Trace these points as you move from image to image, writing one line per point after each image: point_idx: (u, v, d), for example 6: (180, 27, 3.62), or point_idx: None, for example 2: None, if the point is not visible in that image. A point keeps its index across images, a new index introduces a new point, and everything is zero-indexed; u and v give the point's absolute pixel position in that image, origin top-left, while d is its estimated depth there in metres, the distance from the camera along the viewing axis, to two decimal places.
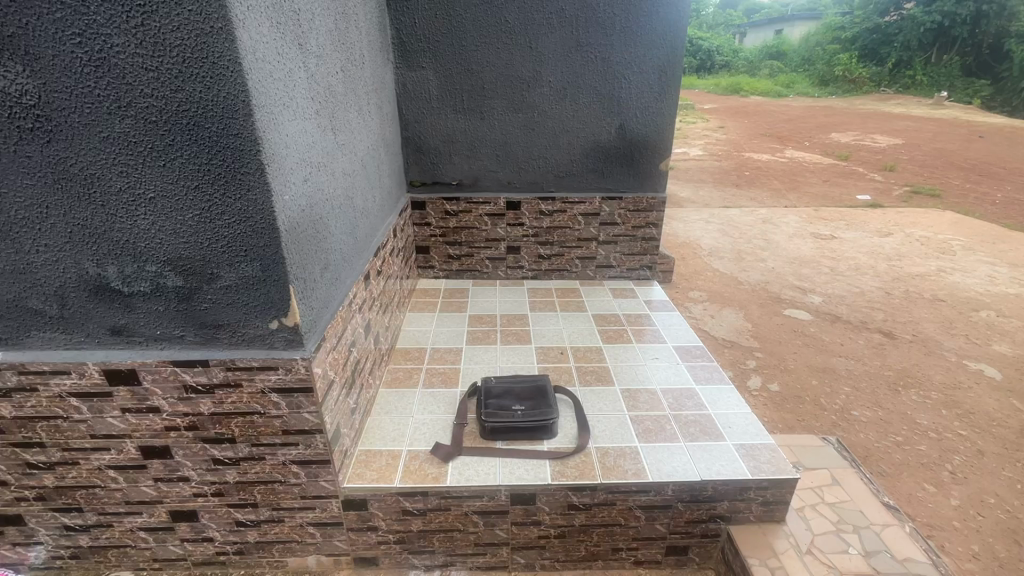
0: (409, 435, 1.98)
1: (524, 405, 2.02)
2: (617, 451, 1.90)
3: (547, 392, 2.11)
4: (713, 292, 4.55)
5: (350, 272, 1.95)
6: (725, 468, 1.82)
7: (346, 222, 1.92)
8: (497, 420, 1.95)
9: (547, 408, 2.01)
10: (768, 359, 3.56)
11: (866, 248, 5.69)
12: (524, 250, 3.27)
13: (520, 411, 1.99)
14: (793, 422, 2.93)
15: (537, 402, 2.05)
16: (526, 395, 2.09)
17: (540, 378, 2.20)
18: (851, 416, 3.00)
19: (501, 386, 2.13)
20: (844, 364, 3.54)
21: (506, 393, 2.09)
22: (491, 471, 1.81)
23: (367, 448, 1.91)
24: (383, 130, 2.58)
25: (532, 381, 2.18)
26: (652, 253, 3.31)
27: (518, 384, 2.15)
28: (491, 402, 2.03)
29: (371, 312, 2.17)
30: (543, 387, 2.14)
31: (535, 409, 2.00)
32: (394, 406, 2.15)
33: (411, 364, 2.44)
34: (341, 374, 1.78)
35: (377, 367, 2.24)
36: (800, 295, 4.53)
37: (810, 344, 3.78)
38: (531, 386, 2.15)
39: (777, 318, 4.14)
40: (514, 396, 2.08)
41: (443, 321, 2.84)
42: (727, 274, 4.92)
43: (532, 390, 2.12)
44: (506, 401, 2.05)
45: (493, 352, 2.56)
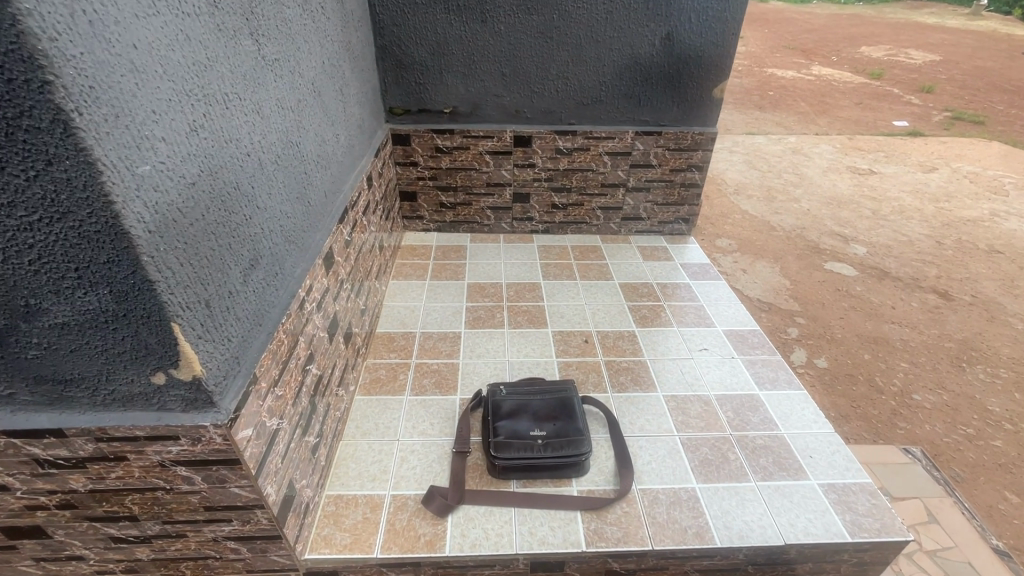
0: (394, 472, 1.49)
1: (547, 431, 1.52)
2: (669, 498, 1.44)
3: (575, 409, 1.60)
4: (744, 239, 3.97)
5: (301, 256, 1.35)
6: (815, 526, 1.38)
7: (289, 183, 1.29)
8: (512, 455, 1.46)
9: (577, 435, 1.51)
10: (813, 326, 3.07)
11: (909, 186, 5.06)
12: (534, 199, 2.65)
13: (542, 441, 1.49)
14: (848, 409, 2.50)
15: (562, 426, 1.54)
16: (548, 413, 1.58)
17: (565, 386, 1.68)
18: (913, 401, 2.58)
19: (516, 400, 1.62)
20: (898, 332, 3.08)
21: (521, 410, 1.58)
22: (505, 531, 1.35)
23: (339, 492, 1.43)
24: (347, 36, 1.84)
25: (555, 390, 1.66)
26: (691, 203, 2.70)
27: (537, 396, 1.64)
28: (502, 427, 1.53)
29: (337, 301, 1.60)
30: (569, 402, 1.62)
31: (562, 439, 1.50)
32: (373, 423, 1.65)
33: (395, 357, 1.91)
34: (293, 410, 1.25)
35: (349, 370, 1.71)
36: (842, 245, 3.97)
37: (858, 306, 3.29)
38: (553, 398, 1.63)
39: (818, 272, 3.61)
40: (532, 416, 1.57)
41: (436, 293, 2.28)
42: (758, 218, 4.32)
43: (555, 406, 1.61)
44: (522, 423, 1.54)
45: (499, 339, 2.02)
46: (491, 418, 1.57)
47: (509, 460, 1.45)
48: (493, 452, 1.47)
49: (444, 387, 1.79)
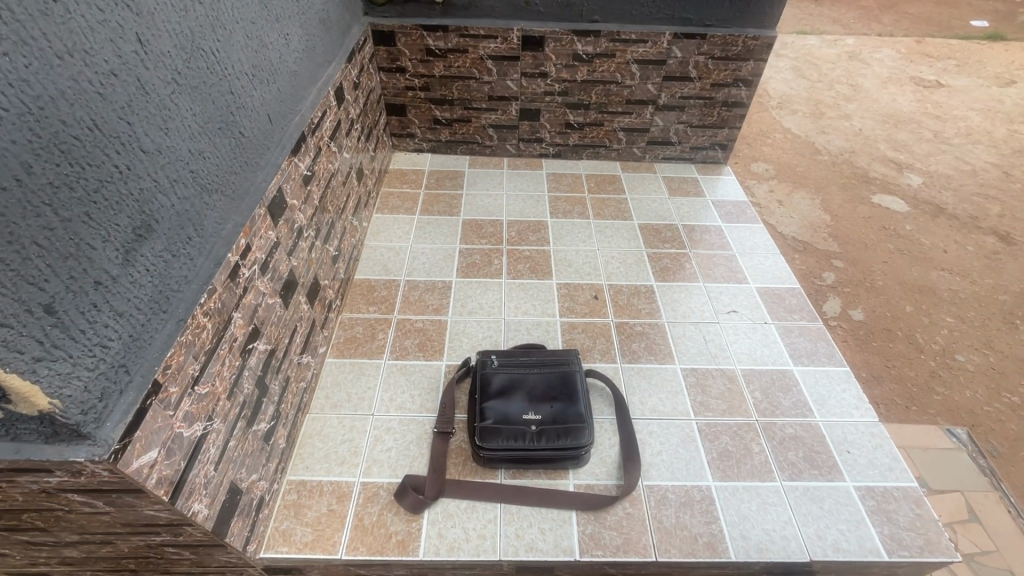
0: (366, 455, 1.31)
1: (541, 418, 1.31)
2: (679, 499, 1.25)
3: (577, 390, 1.37)
4: (783, 164, 3.50)
5: (234, 207, 1.05)
6: (847, 539, 1.19)
7: (205, 110, 0.96)
8: (499, 446, 1.25)
9: (577, 424, 1.29)
10: (852, 271, 2.74)
11: (981, 103, 4.39)
12: (545, 117, 2.23)
13: (535, 429, 1.28)
14: (881, 370, 2.26)
15: (560, 411, 1.32)
16: (545, 393, 1.35)
17: (567, 359, 1.43)
18: (956, 363, 2.32)
19: (508, 375, 1.39)
20: (948, 281, 2.75)
21: (514, 389, 1.36)
22: (488, 532, 1.18)
23: (302, 478, 1.26)
24: None
25: (555, 364, 1.42)
26: (732, 126, 2.26)
27: (532, 370, 1.40)
28: (490, 409, 1.31)
29: (296, 254, 1.32)
30: (570, 380, 1.38)
31: (559, 428, 1.29)
32: (345, 393, 1.44)
33: (375, 312, 1.67)
34: (231, 402, 1.02)
35: (317, 331, 1.47)
36: (895, 174, 3.49)
37: (906, 248, 2.92)
38: (552, 374, 1.39)
39: (865, 206, 3.19)
40: (525, 397, 1.34)
41: (425, 232, 1.97)
42: (801, 138, 3.80)
43: (554, 384, 1.37)
44: (513, 405, 1.33)
45: (495, 292, 1.75)
46: (478, 397, 1.35)
47: (495, 452, 1.25)
48: (477, 440, 1.27)
49: (429, 350, 1.56)
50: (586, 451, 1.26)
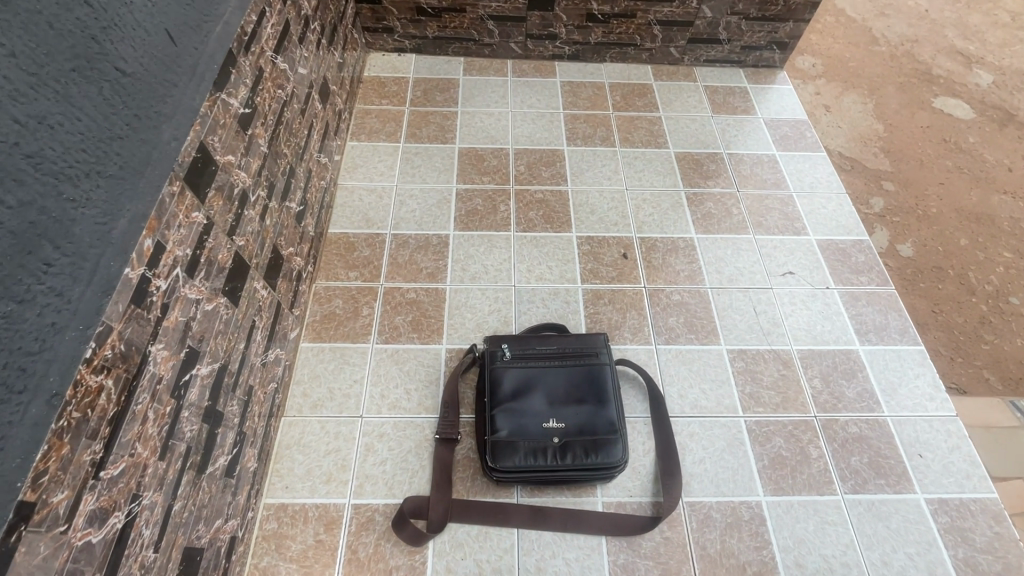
0: (356, 470, 1.10)
1: (566, 428, 1.08)
2: (726, 520, 1.07)
3: (607, 390, 1.13)
4: (834, 57, 2.95)
5: (127, 194, 0.69)
6: (915, 565, 1.04)
7: (28, 42, 0.57)
8: (515, 466, 1.04)
9: (607, 436, 1.07)
10: (904, 196, 2.40)
11: None
12: (561, 5, 1.73)
13: (558, 444, 1.06)
14: (928, 316, 2.03)
15: (587, 419, 1.09)
16: (568, 396, 1.12)
17: (594, 349, 1.18)
18: (1010, 306, 2.09)
19: (523, 372, 1.14)
20: (1010, 206, 2.42)
21: (530, 391, 1.12)
22: (504, 566, 1.01)
23: (283, 501, 1.06)
24: None
25: (580, 355, 1.16)
26: (797, 19, 1.79)
27: (552, 366, 1.15)
28: (503, 419, 1.08)
29: (242, 229, 0.99)
30: (598, 377, 1.14)
31: (587, 441, 1.07)
32: (326, 390, 1.20)
33: (356, 280, 1.36)
34: (167, 461, 0.77)
35: (284, 315, 1.18)
36: (964, 70, 2.97)
37: (967, 165, 2.54)
38: (576, 371, 1.14)
39: (925, 112, 2.74)
40: (545, 401, 1.11)
41: (413, 167, 1.59)
42: (857, 21, 3.18)
43: (579, 384, 1.13)
44: (531, 413, 1.09)
45: (502, 251, 1.43)
46: (487, 402, 1.11)
47: (510, 473, 1.04)
48: (489, 459, 1.05)
49: (424, 330, 1.29)
50: (619, 469, 1.06)
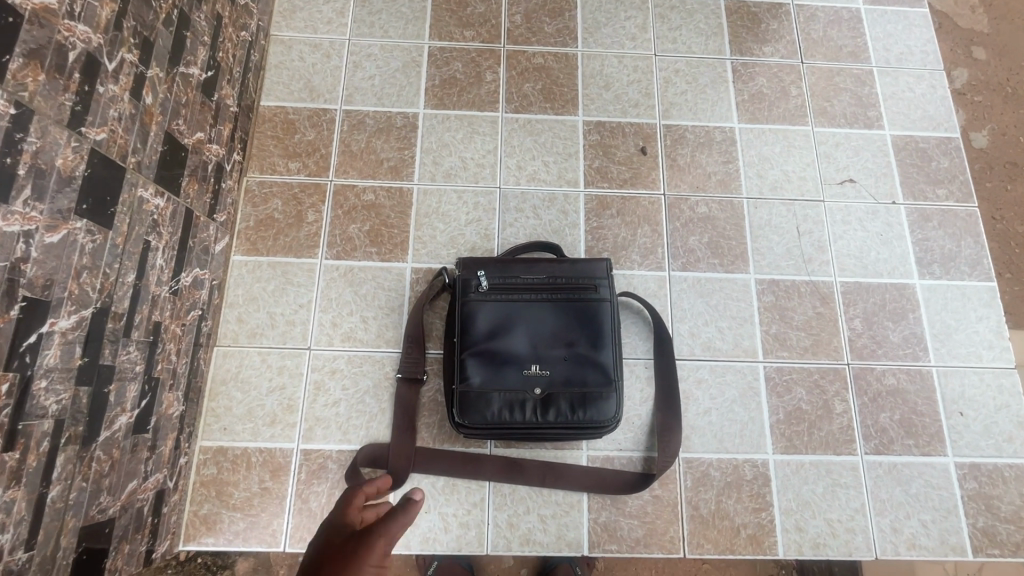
0: (304, 412, 0.95)
1: (550, 379, 0.90)
2: (724, 478, 0.95)
3: (604, 333, 0.92)
4: None
5: None
6: (926, 534, 0.94)
7: None
8: (487, 421, 0.88)
9: (600, 389, 0.90)
10: None
11: None
12: None
13: (539, 396, 0.89)
14: None
15: (576, 368, 0.90)
16: (555, 339, 0.91)
17: (591, 280, 0.94)
18: None
19: (502, 307, 0.92)
20: None
21: (509, 333, 0.91)
22: (472, 521, 0.91)
23: (221, 445, 0.93)
24: None
25: (574, 288, 0.93)
26: None
27: (538, 301, 0.93)
28: (474, 366, 0.89)
29: (98, 116, 0.68)
30: (594, 316, 0.92)
31: (574, 395, 0.89)
32: (266, 316, 1.00)
33: (299, 174, 1.07)
34: (22, 448, 0.59)
35: (200, 225, 0.92)
36: None
37: None
38: (569, 308, 0.93)
39: None
40: (526, 345, 0.91)
41: (371, 13, 1.18)
42: None
43: (570, 324, 0.92)
44: (509, 360, 0.90)
45: (485, 139, 1.11)
46: (456, 344, 0.91)
47: (481, 430, 0.89)
48: (456, 413, 0.89)
49: (385, 245, 1.04)
50: (611, 427, 0.90)
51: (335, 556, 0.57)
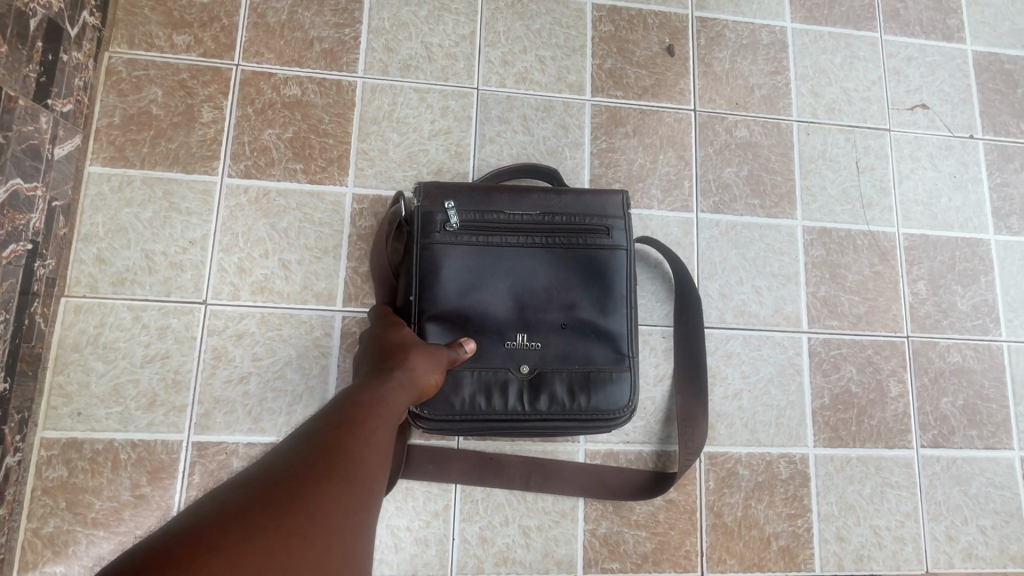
0: (196, 392, 0.68)
1: (542, 352, 0.66)
2: (755, 478, 0.75)
3: (616, 292, 0.67)
4: None
5: None
6: (985, 542, 0.78)
7: None
8: (452, 411, 0.63)
9: (607, 367, 0.66)
10: None
11: None
12: None
13: (527, 377, 0.65)
14: None
15: (575, 339, 0.67)
16: (548, 300, 0.66)
17: (598, 220, 0.68)
18: None
19: (476, 254, 0.66)
20: None
21: (486, 289, 0.65)
22: (432, 536, 0.69)
23: (74, 436, 0.66)
24: None
25: (576, 228, 0.67)
26: None
27: (527, 246, 0.67)
28: (437, 333, 0.64)
29: None
30: (600, 269, 0.68)
31: (574, 376, 0.66)
32: (140, 256, 0.70)
33: (188, 53, 0.75)
34: None
35: (17, 111, 0.60)
36: None
37: None
38: (570, 257, 0.67)
39: None
40: (508, 307, 0.66)
41: None
42: None
43: (568, 278, 0.67)
44: (485, 327, 0.65)
45: (459, 20, 0.80)
46: (411, 304, 0.65)
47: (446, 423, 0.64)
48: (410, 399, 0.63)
49: (315, 161, 0.74)
50: (622, 418, 0.67)
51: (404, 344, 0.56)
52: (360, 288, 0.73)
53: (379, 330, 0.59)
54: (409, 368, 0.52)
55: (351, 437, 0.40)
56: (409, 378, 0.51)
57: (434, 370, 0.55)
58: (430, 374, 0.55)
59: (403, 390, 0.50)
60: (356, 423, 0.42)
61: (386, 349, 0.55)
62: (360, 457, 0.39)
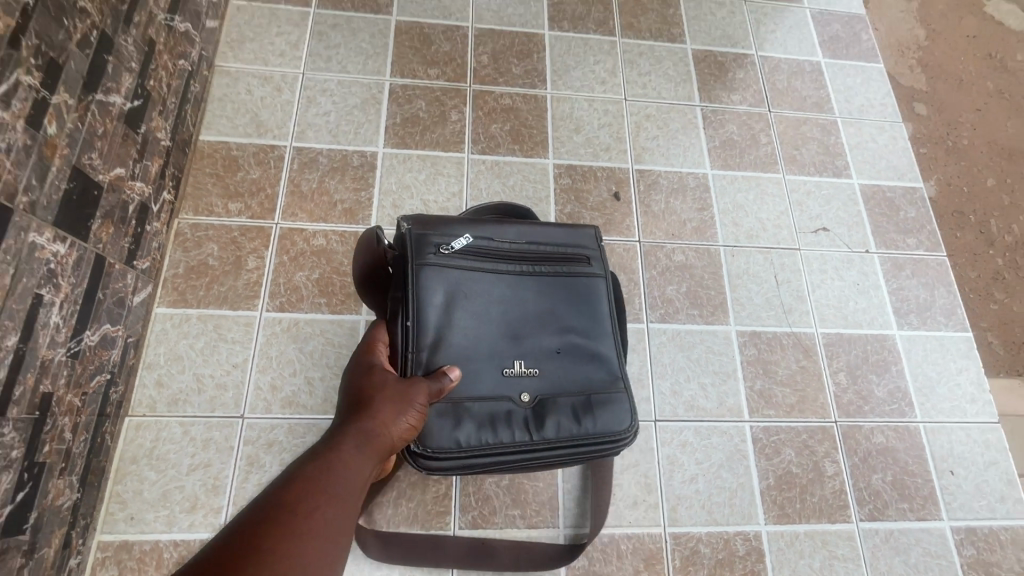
0: (232, 494, 0.81)
1: (543, 379, 0.74)
2: (715, 555, 0.85)
3: (600, 322, 0.78)
4: None
5: None
6: None
7: None
8: (463, 442, 0.68)
9: (602, 390, 0.76)
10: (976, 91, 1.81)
11: None
12: None
13: (530, 408, 0.72)
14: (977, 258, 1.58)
15: (571, 365, 0.76)
16: (547, 330, 0.75)
17: (573, 251, 0.81)
18: None
19: (473, 283, 0.73)
20: None
21: (487, 322, 0.73)
22: None
23: (125, 538, 0.77)
24: None
25: (560, 258, 0.79)
26: None
27: (521, 275, 0.76)
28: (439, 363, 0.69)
29: None
30: (585, 293, 0.79)
31: (574, 404, 0.74)
32: (191, 379, 0.86)
33: (239, 216, 0.96)
34: None
35: (113, 273, 0.79)
36: None
37: None
38: (559, 287, 0.77)
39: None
40: (508, 336, 0.73)
41: (328, 47, 1.11)
42: None
43: (561, 306, 0.77)
44: (489, 358, 0.72)
45: (450, 181, 1.03)
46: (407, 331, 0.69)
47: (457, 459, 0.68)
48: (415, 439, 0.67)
49: (336, 295, 0.93)
50: (622, 442, 0.75)
51: (377, 392, 0.60)
52: None
53: (361, 371, 0.63)
54: (372, 426, 0.56)
55: (284, 525, 0.44)
56: (371, 436, 0.55)
57: (404, 420, 0.59)
58: (398, 425, 0.59)
59: (361, 453, 0.53)
60: (295, 505, 0.46)
61: (360, 396, 0.59)
62: (289, 547, 0.43)
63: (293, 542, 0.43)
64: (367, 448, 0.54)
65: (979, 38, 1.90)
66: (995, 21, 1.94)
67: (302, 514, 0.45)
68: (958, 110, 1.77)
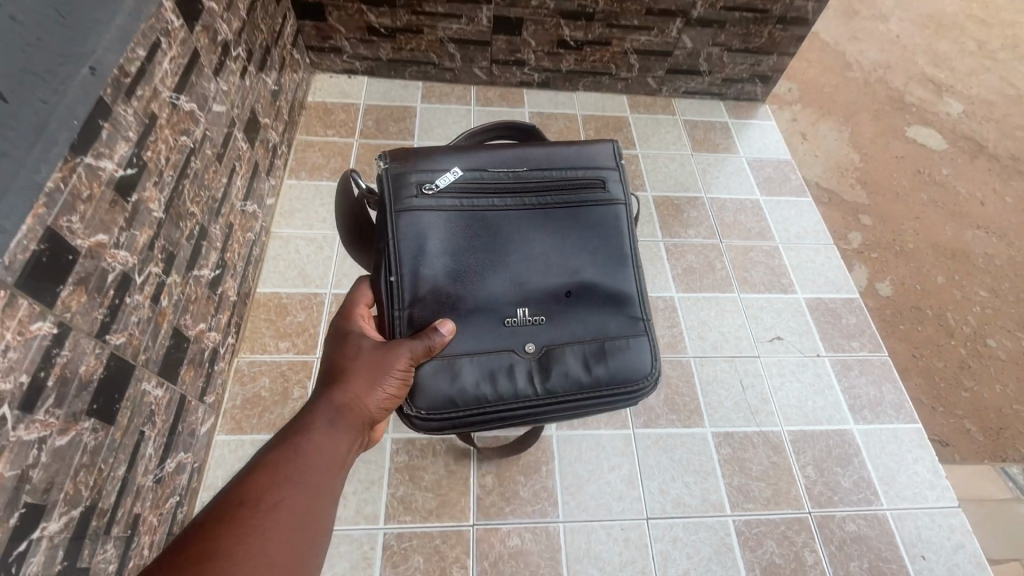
0: None
1: (548, 327, 0.80)
2: None
3: (611, 258, 0.83)
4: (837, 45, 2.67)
5: None
6: None
7: None
8: (471, 400, 0.76)
9: (615, 333, 0.81)
10: (911, 204, 2.10)
11: None
12: (529, 30, 1.56)
13: (535, 362, 0.78)
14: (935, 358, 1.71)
15: (580, 308, 0.81)
16: (554, 272, 0.81)
17: (581, 179, 0.85)
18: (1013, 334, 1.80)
19: (468, 224, 0.80)
20: None
21: (491, 269, 0.80)
22: None
23: None
24: None
25: (565, 185, 0.84)
26: (783, 52, 1.66)
27: (522, 207, 0.82)
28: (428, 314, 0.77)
29: (122, 324, 0.78)
30: (598, 221, 0.84)
31: (584, 352, 0.79)
32: None
33: (288, 353, 1.16)
34: None
35: (190, 408, 0.97)
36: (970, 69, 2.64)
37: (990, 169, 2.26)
38: (559, 220, 0.83)
39: (936, 108, 2.44)
40: (513, 284, 0.79)
41: None
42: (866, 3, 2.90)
43: (567, 245, 0.82)
44: (491, 308, 0.79)
45: None
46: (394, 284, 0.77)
47: (462, 415, 0.75)
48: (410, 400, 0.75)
49: None
50: (636, 388, 0.80)
51: (356, 360, 0.70)
52: (396, 507, 1.01)
53: (344, 340, 0.73)
54: (349, 393, 0.67)
55: (261, 480, 0.55)
56: (348, 402, 0.66)
57: (381, 384, 0.69)
58: (375, 390, 0.69)
59: (337, 415, 0.64)
60: (274, 465, 0.57)
61: (342, 364, 0.70)
62: (264, 496, 0.54)
63: (266, 494, 0.54)
64: (343, 413, 0.65)
65: (905, 159, 2.23)
66: (916, 144, 2.29)
67: (276, 472, 0.56)
68: (899, 219, 2.03)
